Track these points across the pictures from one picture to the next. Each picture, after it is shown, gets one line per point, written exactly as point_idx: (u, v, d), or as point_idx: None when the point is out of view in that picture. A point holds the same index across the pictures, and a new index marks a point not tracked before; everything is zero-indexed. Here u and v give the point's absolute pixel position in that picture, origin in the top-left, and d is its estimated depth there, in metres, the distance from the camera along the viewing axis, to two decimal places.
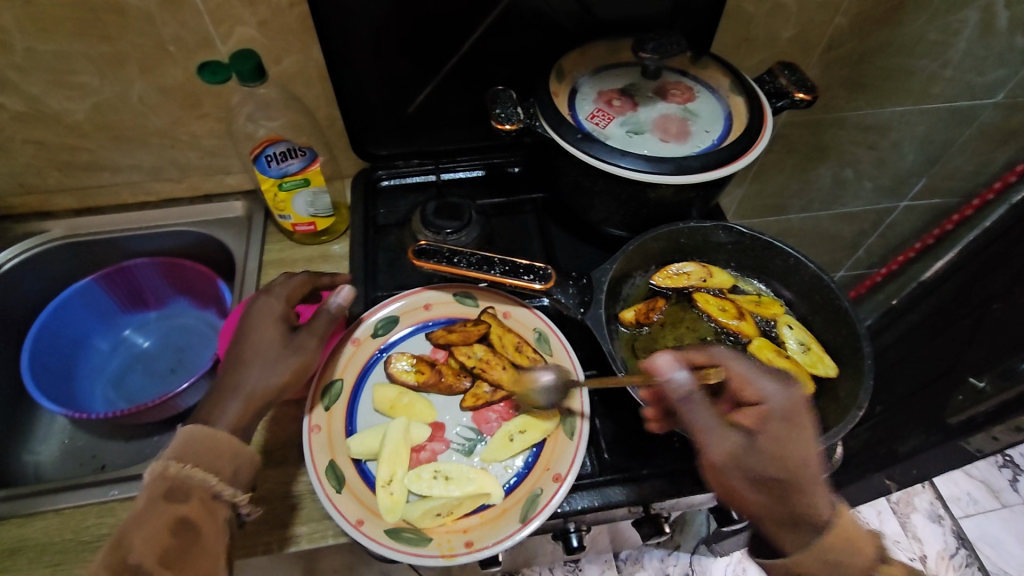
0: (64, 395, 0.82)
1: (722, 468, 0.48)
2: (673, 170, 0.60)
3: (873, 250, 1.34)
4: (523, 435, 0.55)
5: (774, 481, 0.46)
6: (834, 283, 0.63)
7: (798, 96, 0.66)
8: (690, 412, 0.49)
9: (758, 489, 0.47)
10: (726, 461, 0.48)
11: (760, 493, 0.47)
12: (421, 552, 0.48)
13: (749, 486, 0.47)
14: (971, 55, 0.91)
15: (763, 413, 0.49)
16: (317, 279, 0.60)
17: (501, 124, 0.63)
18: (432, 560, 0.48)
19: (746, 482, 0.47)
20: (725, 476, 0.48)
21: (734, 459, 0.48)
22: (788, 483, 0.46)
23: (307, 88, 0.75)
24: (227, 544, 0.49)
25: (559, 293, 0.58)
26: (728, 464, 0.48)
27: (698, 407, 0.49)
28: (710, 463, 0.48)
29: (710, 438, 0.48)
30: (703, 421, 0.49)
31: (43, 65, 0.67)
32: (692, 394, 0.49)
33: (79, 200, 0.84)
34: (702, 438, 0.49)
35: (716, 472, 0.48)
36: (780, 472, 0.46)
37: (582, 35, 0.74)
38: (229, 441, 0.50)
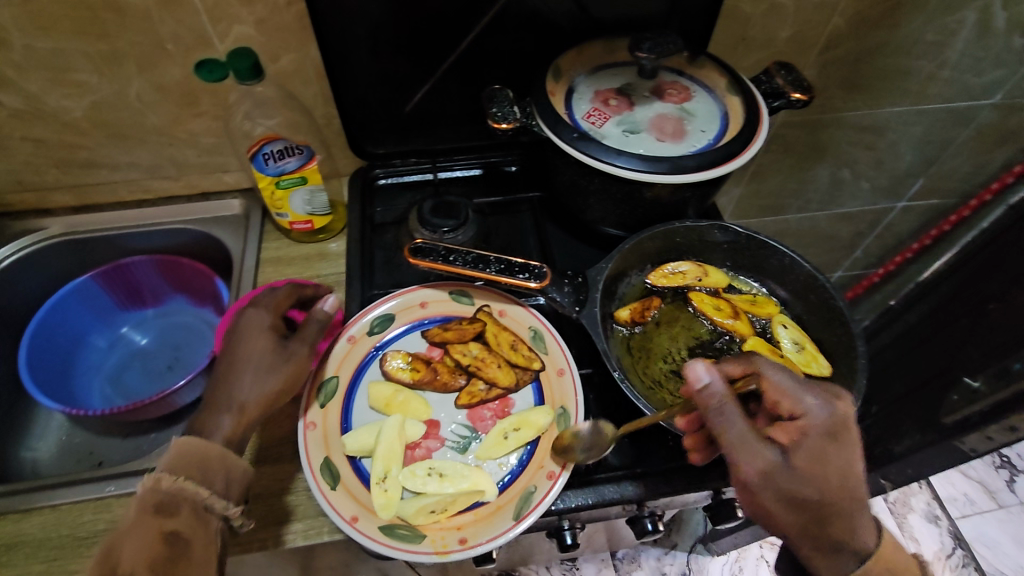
0: (61, 392, 0.82)
1: (757, 484, 0.47)
2: (668, 169, 0.60)
3: (870, 250, 1.34)
4: (517, 432, 0.55)
5: (810, 500, 0.46)
6: (828, 282, 0.63)
7: (794, 97, 0.67)
8: (727, 425, 0.48)
9: (792, 507, 0.46)
10: (762, 477, 0.46)
11: (794, 512, 0.46)
12: (415, 548, 0.48)
13: (782, 503, 0.46)
14: (968, 56, 0.91)
15: (802, 428, 0.48)
16: (303, 288, 0.61)
17: (497, 124, 0.63)
18: (426, 556, 0.48)
19: (779, 499, 0.46)
20: (759, 492, 0.47)
21: (771, 475, 0.46)
22: (821, 503, 0.46)
23: (305, 86, 0.75)
24: (217, 557, 0.49)
25: (554, 292, 0.58)
26: (764, 480, 0.46)
27: (735, 420, 0.48)
28: (744, 478, 0.47)
29: (747, 454, 0.47)
30: (741, 436, 0.47)
31: (40, 62, 0.67)
32: (730, 408, 0.48)
33: (77, 197, 0.84)
34: (738, 453, 0.47)
35: (749, 488, 0.47)
36: (817, 492, 0.46)
37: (580, 35, 0.74)
38: (221, 453, 0.51)
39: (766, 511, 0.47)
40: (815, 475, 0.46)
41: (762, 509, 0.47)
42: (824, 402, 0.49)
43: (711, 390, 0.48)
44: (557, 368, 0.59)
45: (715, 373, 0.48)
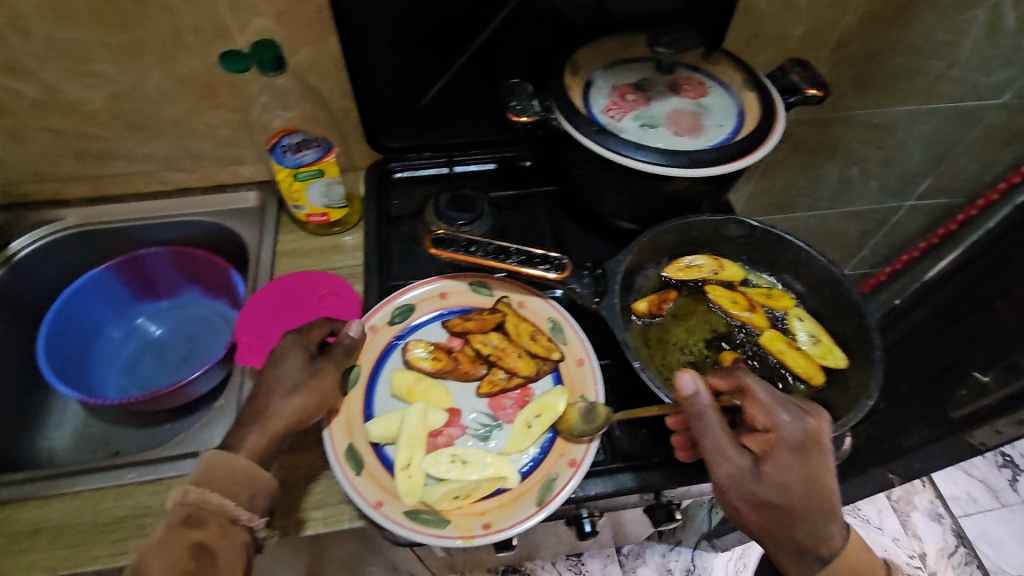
0: (77, 382, 0.83)
1: (726, 486, 0.49)
2: (686, 163, 0.60)
3: (877, 249, 1.35)
4: (539, 419, 0.56)
5: (775, 507, 0.48)
6: (844, 276, 0.64)
7: (809, 93, 0.67)
8: (703, 431, 0.49)
9: (758, 510, 0.48)
10: (731, 480, 0.49)
11: (758, 514, 0.48)
12: (440, 533, 0.49)
13: (749, 505, 0.48)
14: (977, 55, 0.92)
15: (776, 439, 0.49)
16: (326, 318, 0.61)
17: (517, 116, 0.63)
18: (451, 541, 0.49)
19: (747, 501, 0.48)
20: (727, 493, 0.49)
21: (739, 479, 0.49)
22: (785, 510, 0.47)
23: (322, 79, 0.75)
24: (244, 569, 0.49)
25: (575, 283, 0.59)
26: (732, 483, 0.49)
27: (712, 427, 0.49)
28: (715, 479, 0.50)
29: (720, 458, 0.49)
30: (716, 441, 0.49)
31: (61, 52, 0.68)
32: (707, 415, 0.49)
33: (93, 188, 0.85)
34: (712, 456, 0.49)
35: (720, 487, 0.50)
36: (782, 500, 0.47)
37: (595, 30, 0.75)
38: (245, 466, 0.51)
39: (734, 509, 0.49)
40: (783, 485, 0.48)
41: (731, 506, 0.50)
42: (801, 415, 0.50)
43: (695, 398, 0.50)
44: (577, 359, 0.60)
45: (700, 384, 0.49)
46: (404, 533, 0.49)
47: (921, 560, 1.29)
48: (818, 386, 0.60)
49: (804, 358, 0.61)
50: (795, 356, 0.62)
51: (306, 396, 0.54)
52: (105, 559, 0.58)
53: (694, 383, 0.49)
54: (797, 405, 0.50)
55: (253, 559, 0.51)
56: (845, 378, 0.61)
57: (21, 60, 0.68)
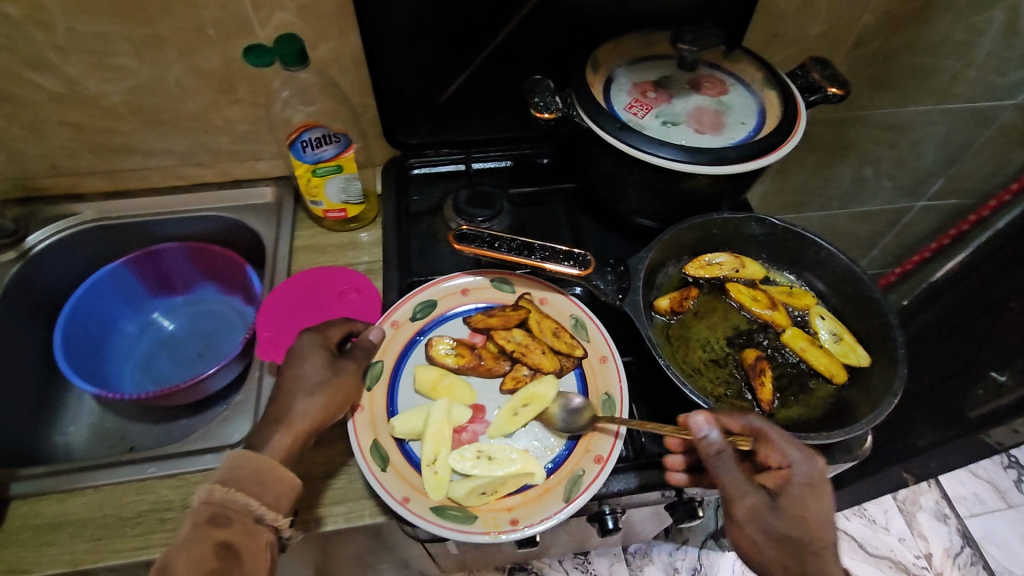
0: (93, 376, 0.83)
1: (745, 523, 0.48)
2: (710, 161, 0.60)
3: (887, 249, 1.34)
4: (526, 407, 0.58)
5: (795, 544, 0.46)
6: (865, 274, 0.64)
7: (831, 91, 0.67)
8: (721, 469, 0.50)
9: (779, 547, 0.47)
10: (750, 518, 0.48)
11: (779, 553, 0.47)
12: (468, 528, 0.51)
13: (768, 542, 0.47)
14: (995, 55, 0.92)
15: (789, 475, 0.49)
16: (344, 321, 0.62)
17: (539, 113, 0.63)
18: (479, 536, 0.50)
19: (767, 539, 0.47)
20: (746, 531, 0.48)
21: (758, 514, 0.48)
22: (805, 548, 0.46)
23: (343, 74, 0.75)
24: (268, 568, 0.49)
25: (598, 280, 0.59)
26: (751, 519, 0.48)
27: (730, 465, 0.50)
28: (733, 516, 0.49)
29: (739, 494, 0.48)
30: (734, 477, 0.49)
31: (83, 46, 0.68)
32: (723, 454, 0.50)
33: (110, 182, 0.85)
34: (731, 493, 0.49)
35: (737, 526, 0.48)
36: (801, 534, 0.47)
37: (616, 27, 0.75)
38: (270, 466, 0.50)
39: (751, 549, 0.48)
40: (801, 518, 0.48)
41: (747, 547, 0.48)
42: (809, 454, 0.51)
43: (711, 439, 0.50)
44: (600, 356, 0.62)
45: (716, 425, 0.50)
46: (431, 528, 0.50)
47: (928, 561, 1.29)
48: (838, 384, 0.61)
49: (825, 356, 0.62)
50: (817, 354, 0.62)
51: (327, 395, 0.54)
52: (129, 553, 0.58)
53: (713, 425, 0.50)
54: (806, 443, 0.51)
55: (277, 558, 0.51)
56: (867, 376, 0.61)
57: (43, 53, 0.68)
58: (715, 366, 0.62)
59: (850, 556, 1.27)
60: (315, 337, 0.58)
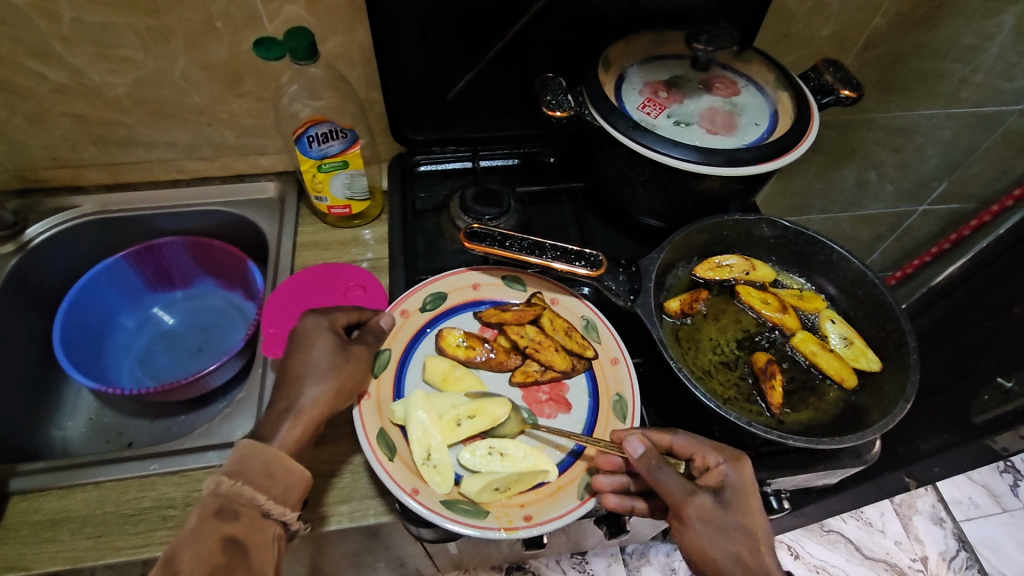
0: (92, 371, 0.81)
1: (697, 526, 0.48)
2: (724, 162, 0.59)
3: (887, 253, 1.34)
4: (470, 419, 0.56)
5: (742, 532, 0.49)
6: (878, 278, 0.64)
7: (844, 93, 0.66)
8: (663, 481, 0.49)
9: (731, 543, 0.48)
10: (702, 520, 0.48)
11: (729, 547, 0.48)
12: (479, 523, 0.51)
13: (720, 541, 0.48)
14: (1003, 60, 0.91)
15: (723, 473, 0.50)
16: (357, 310, 0.60)
17: (552, 111, 0.63)
18: (493, 531, 0.50)
19: (719, 538, 0.48)
20: (700, 534, 0.48)
21: (709, 515, 0.48)
22: (750, 536, 0.49)
23: (351, 69, 0.74)
24: (274, 563, 0.48)
25: (610, 280, 0.59)
26: (704, 521, 0.48)
27: (671, 473, 0.49)
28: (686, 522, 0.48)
29: (688, 499, 0.48)
30: (679, 485, 0.49)
31: (89, 37, 0.66)
32: (660, 466, 0.49)
33: (111, 175, 0.84)
34: (679, 500, 0.48)
35: (688, 531, 0.49)
36: (746, 522, 0.49)
37: (628, 25, 0.74)
38: (279, 459, 0.49)
39: (706, 551, 0.48)
40: (742, 509, 0.49)
41: (701, 549, 0.48)
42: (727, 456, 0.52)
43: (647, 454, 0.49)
44: (611, 357, 0.62)
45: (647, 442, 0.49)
46: (442, 520, 0.50)
47: (923, 564, 1.29)
48: (850, 388, 0.60)
49: (836, 360, 0.61)
50: (828, 358, 0.61)
51: (336, 381, 0.54)
52: (129, 551, 0.57)
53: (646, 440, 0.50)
54: (723, 445, 0.52)
55: (285, 551, 0.50)
56: (878, 382, 0.61)
57: (47, 43, 0.66)
58: (725, 368, 0.62)
59: (846, 559, 1.26)
60: (322, 318, 0.57)
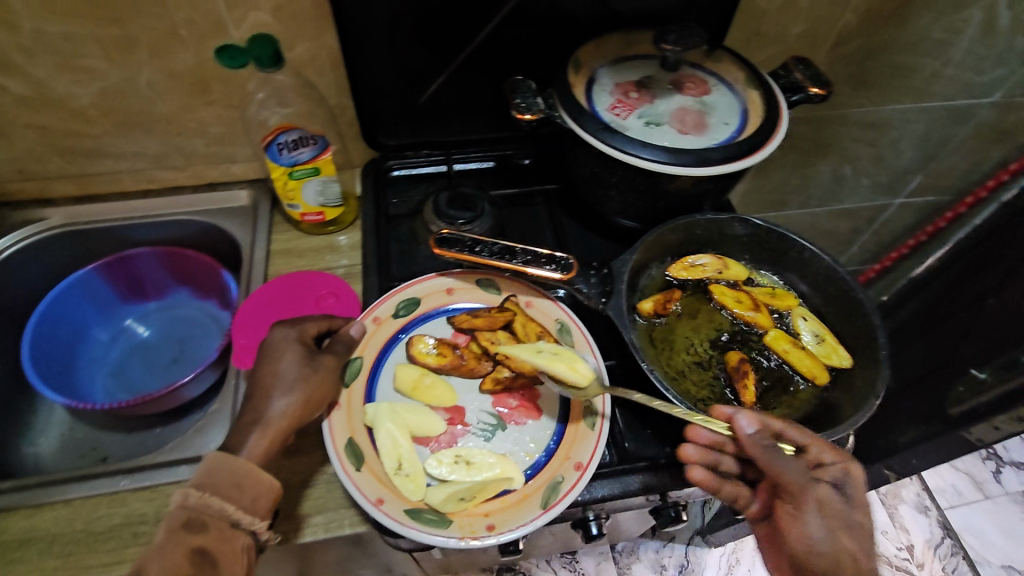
0: (63, 386, 0.80)
1: (814, 514, 0.48)
2: (694, 161, 0.59)
3: (866, 246, 1.33)
4: (552, 352, 0.60)
5: (855, 528, 0.48)
6: (848, 274, 0.64)
7: (812, 91, 0.67)
8: (780, 466, 0.48)
9: (845, 537, 0.47)
10: (817, 509, 0.48)
11: (844, 541, 0.47)
12: (442, 532, 0.51)
13: (833, 535, 0.47)
14: (972, 54, 0.92)
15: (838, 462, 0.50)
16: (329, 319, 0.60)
17: (521, 114, 0.62)
18: (455, 540, 0.50)
19: (834, 531, 0.47)
20: (815, 524, 0.48)
21: (826, 505, 0.48)
22: (859, 531, 0.48)
23: (320, 75, 0.74)
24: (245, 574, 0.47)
25: (581, 284, 0.59)
26: (820, 511, 0.48)
27: (788, 459, 0.48)
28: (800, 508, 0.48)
29: (806, 486, 0.48)
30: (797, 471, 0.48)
31: (49, 48, 0.65)
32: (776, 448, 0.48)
33: (80, 186, 0.82)
34: (796, 487, 0.48)
35: (800, 521, 0.48)
36: (860, 520, 0.49)
37: (598, 26, 0.74)
38: (247, 469, 0.49)
39: (816, 544, 0.47)
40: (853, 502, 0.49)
41: (811, 540, 0.47)
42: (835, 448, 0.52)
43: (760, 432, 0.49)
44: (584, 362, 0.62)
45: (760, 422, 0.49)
46: (404, 530, 0.50)
47: (909, 552, 1.30)
48: (822, 385, 0.61)
49: (808, 358, 0.62)
50: (800, 355, 0.62)
51: (305, 392, 0.53)
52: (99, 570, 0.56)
53: (759, 421, 0.49)
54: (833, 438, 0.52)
55: (255, 562, 0.50)
56: (850, 377, 0.61)
57: (7, 55, 0.65)
58: (699, 371, 0.62)
59: None
60: (290, 330, 0.57)
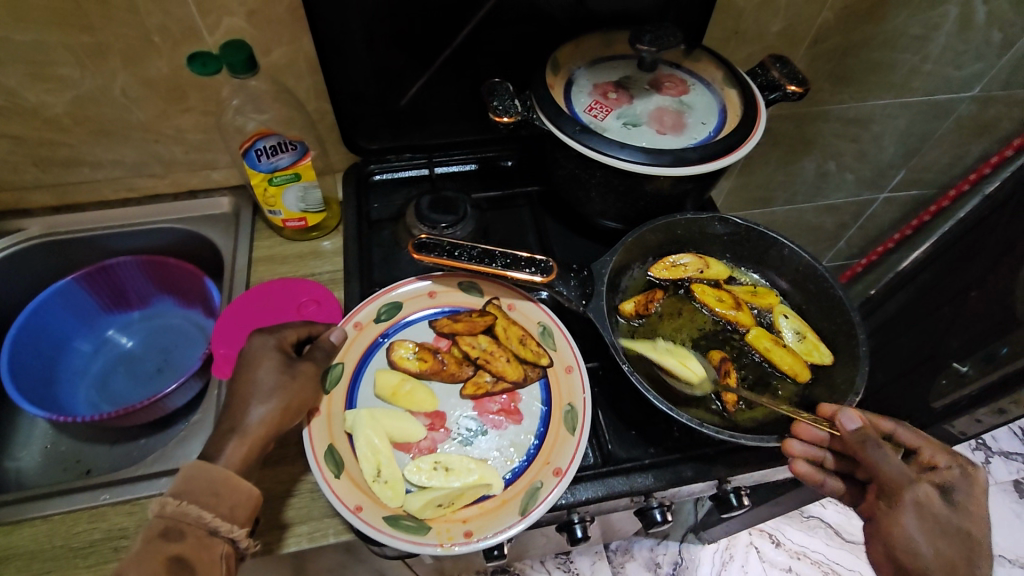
0: (45, 399, 0.79)
1: (911, 513, 0.50)
2: (671, 162, 0.59)
3: (853, 241, 1.35)
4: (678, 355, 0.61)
5: (958, 534, 0.50)
6: (828, 272, 0.65)
7: (790, 89, 0.67)
8: (885, 464, 0.50)
9: (945, 540, 0.49)
10: (918, 511, 0.50)
11: (947, 544, 0.49)
12: (419, 540, 0.51)
13: (934, 537, 0.49)
14: (950, 49, 0.92)
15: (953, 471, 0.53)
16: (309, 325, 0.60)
17: (499, 117, 0.62)
18: (432, 547, 0.51)
19: (934, 534, 0.49)
20: (912, 522, 0.50)
21: (927, 506, 0.50)
22: (964, 539, 0.50)
23: (298, 80, 0.73)
24: None
25: (561, 286, 0.59)
26: (920, 511, 0.50)
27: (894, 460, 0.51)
28: (901, 511, 0.50)
29: (907, 486, 0.50)
30: (902, 471, 0.50)
31: (20, 57, 0.64)
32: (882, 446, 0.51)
33: (58, 196, 0.81)
34: (901, 484, 0.50)
35: (899, 519, 0.50)
36: (966, 526, 0.50)
37: (577, 27, 0.74)
38: (225, 477, 0.48)
39: (915, 542, 0.49)
40: (967, 512, 0.51)
41: (911, 539, 0.49)
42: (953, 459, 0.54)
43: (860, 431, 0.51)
44: (565, 365, 0.62)
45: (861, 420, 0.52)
46: (382, 537, 0.51)
47: None
48: (802, 382, 0.61)
49: (789, 355, 0.62)
50: (782, 353, 0.62)
51: (283, 399, 0.53)
52: None
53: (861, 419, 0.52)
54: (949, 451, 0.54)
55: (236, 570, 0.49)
56: (830, 374, 0.62)
57: None
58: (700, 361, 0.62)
59: (827, 543, 1.27)
60: (269, 337, 0.57)
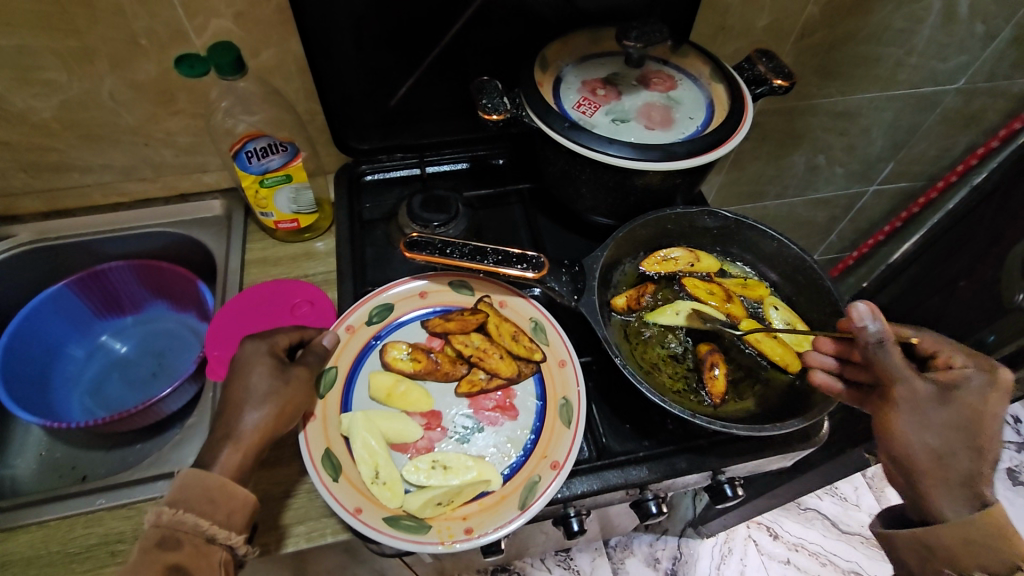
0: (39, 405, 0.79)
1: (902, 408, 0.50)
2: (660, 156, 0.60)
3: (844, 234, 1.36)
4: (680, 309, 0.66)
5: (954, 431, 0.49)
6: (816, 263, 0.65)
7: (776, 83, 0.67)
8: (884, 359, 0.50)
9: (935, 433, 0.49)
10: (911, 404, 0.50)
11: (937, 437, 0.49)
12: (420, 538, 0.52)
13: (924, 430, 0.49)
14: (934, 42, 0.93)
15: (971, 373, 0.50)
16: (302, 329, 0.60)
17: (488, 114, 0.62)
18: (433, 546, 0.51)
19: (924, 427, 0.49)
20: (903, 416, 0.50)
21: (918, 400, 0.50)
22: (962, 436, 0.49)
23: (287, 81, 0.73)
24: None
25: (553, 281, 0.59)
26: (911, 405, 0.50)
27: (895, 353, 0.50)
28: (891, 403, 0.50)
29: (901, 380, 0.50)
30: (897, 366, 0.50)
31: (7, 62, 0.64)
32: (886, 341, 0.50)
33: (48, 201, 0.81)
34: (892, 378, 0.50)
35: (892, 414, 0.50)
36: (963, 422, 0.49)
37: (565, 25, 0.74)
38: (221, 484, 0.49)
39: (906, 437, 0.49)
40: (975, 412, 0.49)
41: (901, 434, 0.50)
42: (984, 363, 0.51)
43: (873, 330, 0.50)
44: (559, 360, 0.62)
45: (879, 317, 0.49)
46: (383, 537, 0.51)
47: None
48: (794, 373, 0.62)
49: (780, 346, 0.63)
50: (773, 344, 0.63)
51: (277, 405, 0.53)
52: None
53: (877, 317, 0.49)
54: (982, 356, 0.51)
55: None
56: None
57: None
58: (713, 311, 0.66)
59: (824, 534, 1.28)
60: (261, 343, 0.57)
